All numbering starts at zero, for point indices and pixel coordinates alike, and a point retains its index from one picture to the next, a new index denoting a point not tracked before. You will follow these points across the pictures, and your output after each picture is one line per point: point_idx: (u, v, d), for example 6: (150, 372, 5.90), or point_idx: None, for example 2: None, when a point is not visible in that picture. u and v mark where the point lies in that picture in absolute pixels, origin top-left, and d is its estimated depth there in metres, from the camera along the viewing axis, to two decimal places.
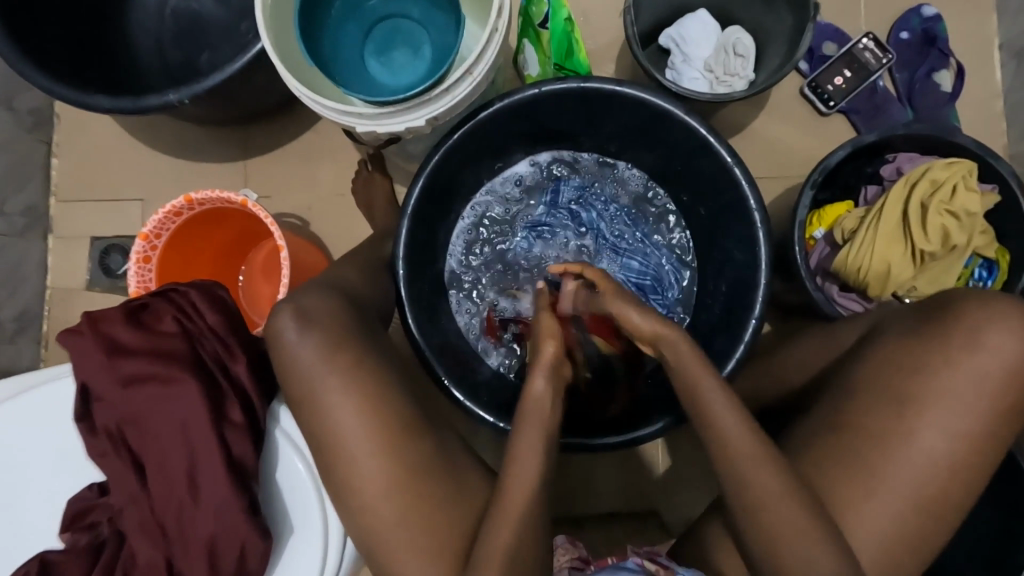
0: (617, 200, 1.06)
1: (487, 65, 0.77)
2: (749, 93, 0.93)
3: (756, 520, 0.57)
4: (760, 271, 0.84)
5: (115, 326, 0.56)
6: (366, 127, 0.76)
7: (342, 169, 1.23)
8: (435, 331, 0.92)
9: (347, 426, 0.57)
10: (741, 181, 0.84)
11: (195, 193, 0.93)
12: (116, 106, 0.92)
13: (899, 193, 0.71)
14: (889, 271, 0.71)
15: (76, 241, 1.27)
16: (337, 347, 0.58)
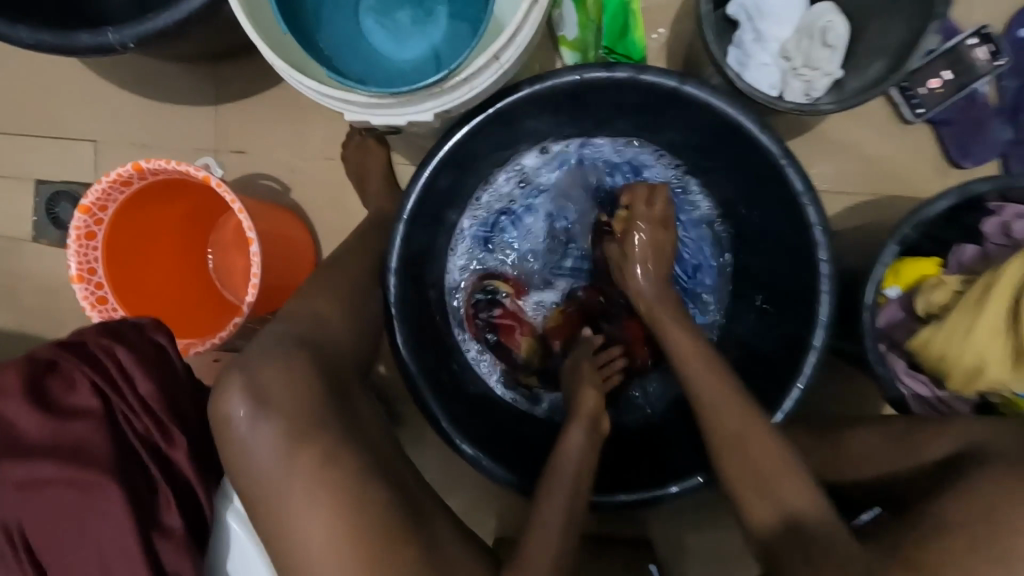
0: (643, 175, 0.89)
1: (519, 50, 0.59)
2: (836, 104, 0.75)
3: None
4: (817, 332, 0.69)
5: (14, 404, 0.45)
6: (357, 117, 0.59)
7: (332, 128, 1.04)
8: (430, 354, 0.80)
9: (315, 539, 0.47)
10: (813, 220, 0.68)
11: (145, 161, 0.76)
12: (40, 41, 0.71)
13: (1014, 273, 0.57)
14: (981, 368, 0.59)
15: (18, 183, 1.09)
16: (305, 438, 0.47)
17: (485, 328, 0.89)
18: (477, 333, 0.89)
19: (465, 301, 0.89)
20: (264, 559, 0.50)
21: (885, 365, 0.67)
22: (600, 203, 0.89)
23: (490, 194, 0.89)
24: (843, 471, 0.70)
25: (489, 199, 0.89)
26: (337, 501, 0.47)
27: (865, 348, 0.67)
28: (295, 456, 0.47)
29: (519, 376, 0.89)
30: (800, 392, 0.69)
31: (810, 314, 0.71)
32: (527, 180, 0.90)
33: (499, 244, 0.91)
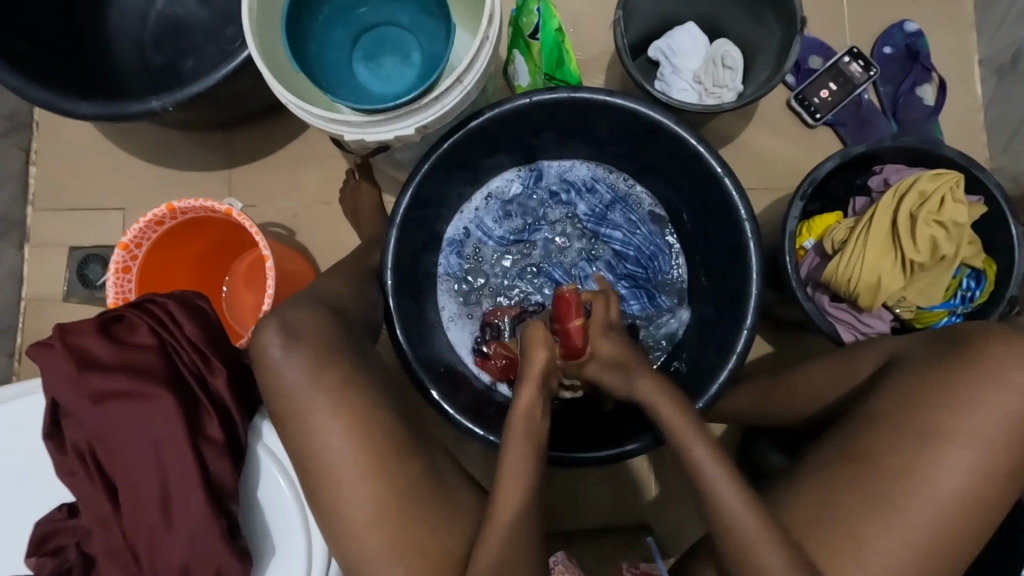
0: (593, 185, 1.05)
1: (477, 75, 0.76)
2: (739, 104, 0.94)
3: (768, 546, 0.56)
4: (752, 282, 0.83)
5: (87, 338, 0.53)
6: (354, 135, 0.75)
7: (330, 177, 1.21)
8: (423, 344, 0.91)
9: (334, 448, 0.56)
10: (731, 192, 0.84)
11: (178, 201, 0.90)
12: (99, 113, 0.90)
13: (888, 203, 0.71)
14: (879, 282, 0.71)
15: (54, 251, 1.24)
16: (324, 365, 0.57)
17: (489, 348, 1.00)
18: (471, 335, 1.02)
19: (460, 299, 1.03)
20: (292, 483, 0.58)
21: (812, 301, 0.78)
22: (560, 210, 1.06)
23: (478, 208, 1.05)
24: (797, 405, 0.75)
25: (477, 211, 1.05)
26: (352, 414, 0.56)
27: (793, 291, 0.78)
28: (318, 379, 0.57)
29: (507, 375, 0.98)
30: (748, 333, 0.82)
31: (744, 270, 0.85)
32: (498, 199, 1.05)
33: (478, 255, 1.05)
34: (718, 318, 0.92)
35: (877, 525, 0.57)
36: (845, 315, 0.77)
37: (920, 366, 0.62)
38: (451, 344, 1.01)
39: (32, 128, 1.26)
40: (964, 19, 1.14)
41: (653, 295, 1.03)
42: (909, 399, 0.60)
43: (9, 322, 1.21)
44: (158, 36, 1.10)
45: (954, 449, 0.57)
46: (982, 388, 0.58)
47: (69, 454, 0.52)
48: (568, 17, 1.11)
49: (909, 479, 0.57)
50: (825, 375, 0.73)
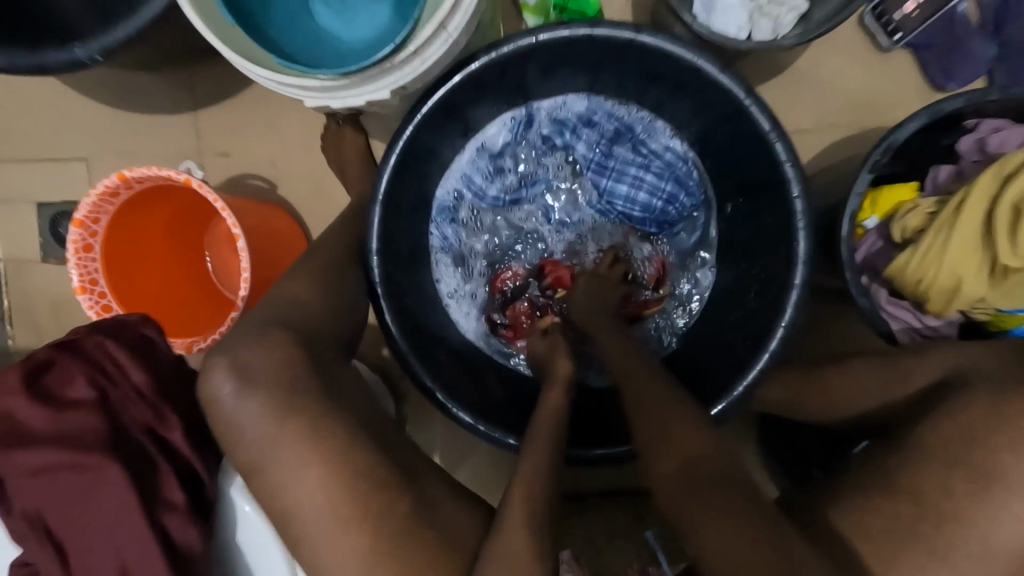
0: (591, 118, 0.90)
1: (466, 17, 0.59)
2: (800, 41, 0.75)
3: None
4: (797, 268, 0.71)
5: (14, 402, 0.46)
6: (316, 101, 0.61)
7: (309, 120, 1.05)
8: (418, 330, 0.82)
9: (310, 500, 0.50)
10: (781, 154, 0.69)
11: (128, 170, 0.78)
12: (15, 64, 0.74)
13: (987, 185, 0.57)
14: (958, 284, 0.59)
15: (22, 208, 1.14)
16: (294, 408, 0.50)
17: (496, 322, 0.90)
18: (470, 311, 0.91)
19: (458, 279, 0.92)
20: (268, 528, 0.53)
21: (868, 296, 0.66)
22: (555, 156, 0.92)
23: (464, 167, 0.91)
24: (837, 411, 0.67)
25: (463, 171, 0.91)
26: (328, 464, 0.50)
27: (846, 283, 0.66)
28: (284, 424, 0.49)
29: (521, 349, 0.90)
30: (786, 330, 0.71)
31: (789, 251, 0.73)
32: (486, 152, 0.90)
33: (471, 220, 0.92)
34: (756, 297, 0.79)
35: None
36: (905, 314, 0.66)
37: (991, 396, 0.53)
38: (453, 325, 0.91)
39: None
40: None
41: (678, 237, 0.90)
42: (973, 436, 0.52)
43: None
44: None
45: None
46: None
47: (19, 520, 0.47)
48: None
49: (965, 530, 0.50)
50: (870, 380, 0.65)
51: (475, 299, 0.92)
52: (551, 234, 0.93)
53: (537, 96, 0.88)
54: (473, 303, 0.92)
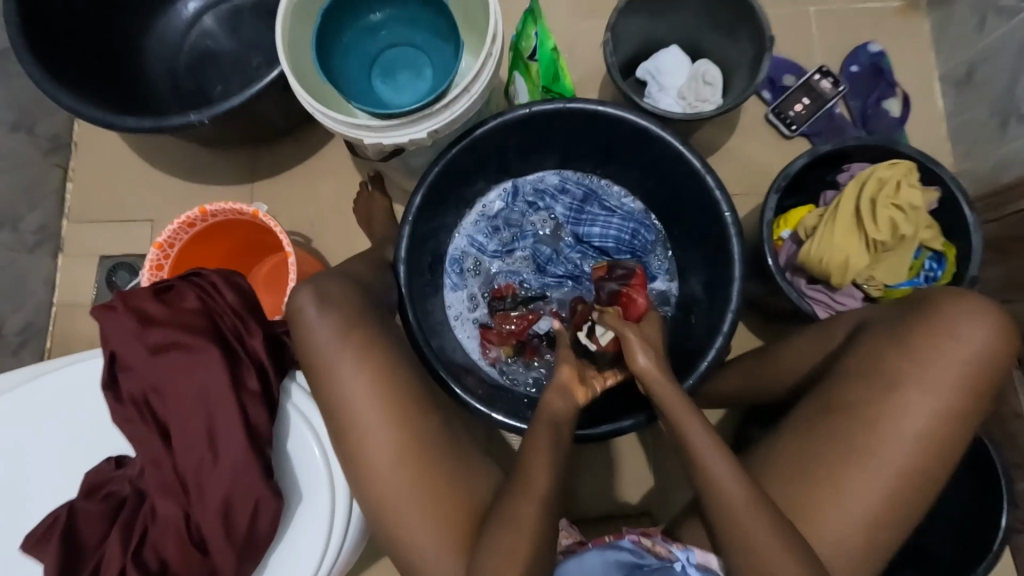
0: (565, 187, 1.14)
1: (483, 85, 0.86)
2: (718, 112, 1.04)
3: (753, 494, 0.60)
4: (735, 266, 0.90)
5: (143, 300, 0.61)
6: (373, 139, 0.85)
7: (344, 188, 1.30)
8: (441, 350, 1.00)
9: (359, 398, 0.61)
10: (713, 187, 0.92)
11: (210, 204, 0.98)
12: (141, 125, 1.00)
13: (851, 191, 0.80)
14: (848, 261, 0.79)
15: (84, 260, 1.30)
16: (351, 327, 0.64)
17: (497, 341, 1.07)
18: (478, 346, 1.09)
19: (469, 321, 1.10)
20: (319, 434, 0.64)
21: (792, 285, 0.84)
22: (539, 215, 1.14)
23: (467, 230, 1.13)
24: (783, 377, 0.79)
25: (467, 233, 1.13)
26: (374, 370, 0.62)
27: (772, 275, 0.84)
28: (346, 338, 0.63)
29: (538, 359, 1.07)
30: (734, 315, 0.88)
31: (728, 256, 0.93)
32: (483, 216, 1.13)
33: (476, 271, 1.13)
34: (710, 309, 0.98)
35: (850, 473, 0.61)
36: (821, 296, 0.84)
37: (887, 327, 0.66)
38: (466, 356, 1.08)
39: (71, 148, 1.32)
40: (922, 39, 1.25)
41: (647, 269, 1.11)
42: (878, 357, 0.64)
43: (39, 326, 1.26)
44: (192, 64, 1.21)
45: (921, 401, 0.61)
46: (944, 341, 0.61)
47: (125, 403, 0.59)
48: (563, 42, 1.22)
49: (882, 427, 0.61)
50: (808, 345, 0.77)
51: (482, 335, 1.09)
52: (542, 278, 1.12)
53: (521, 171, 1.12)
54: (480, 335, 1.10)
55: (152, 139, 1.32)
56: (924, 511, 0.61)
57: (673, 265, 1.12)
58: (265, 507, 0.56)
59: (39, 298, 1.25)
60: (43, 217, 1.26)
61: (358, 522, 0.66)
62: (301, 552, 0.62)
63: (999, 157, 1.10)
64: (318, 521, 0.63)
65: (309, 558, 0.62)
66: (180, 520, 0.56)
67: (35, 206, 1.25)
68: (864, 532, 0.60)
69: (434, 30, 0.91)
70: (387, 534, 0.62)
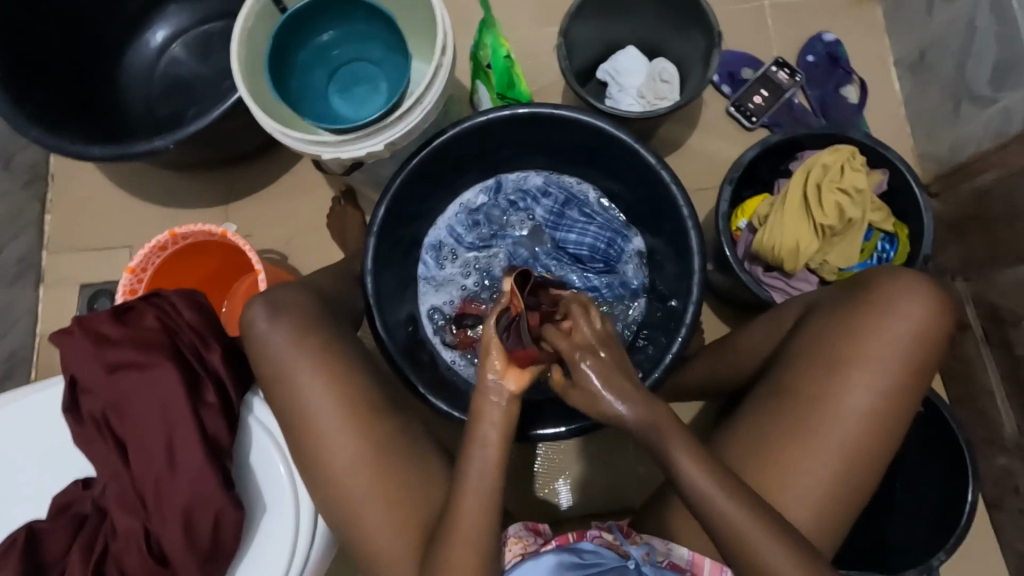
0: (547, 189, 1.14)
1: (436, 95, 0.88)
2: (675, 107, 1.06)
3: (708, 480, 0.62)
4: (694, 259, 0.92)
5: (101, 322, 0.63)
6: (331, 153, 0.87)
7: (317, 204, 1.31)
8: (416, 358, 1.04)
9: (315, 404, 0.63)
10: (668, 180, 0.93)
11: (179, 227, 1.00)
12: (108, 154, 1.02)
13: (799, 179, 0.82)
14: (798, 247, 0.81)
15: (64, 289, 1.31)
16: (305, 334, 0.65)
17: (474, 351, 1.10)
18: (449, 340, 1.10)
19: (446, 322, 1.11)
20: (279, 443, 0.65)
21: (749, 273, 0.85)
22: (519, 216, 1.15)
23: (441, 233, 1.14)
24: (743, 365, 0.81)
25: (444, 231, 1.14)
26: (330, 376, 0.64)
27: (730, 265, 0.85)
28: (300, 346, 0.64)
29: None
30: (695, 306, 0.89)
31: (687, 248, 0.94)
32: (464, 209, 1.14)
33: (454, 262, 1.14)
34: (673, 309, 0.99)
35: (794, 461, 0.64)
36: (777, 282, 0.86)
37: (829, 309, 0.68)
38: (437, 356, 1.10)
39: (49, 181, 1.34)
40: (876, 26, 1.27)
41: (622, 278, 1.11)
42: (823, 338, 0.67)
43: (24, 357, 1.27)
44: (161, 91, 1.24)
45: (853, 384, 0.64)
46: (881, 319, 0.64)
47: (86, 424, 0.61)
48: (522, 50, 1.25)
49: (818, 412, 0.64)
50: (760, 332, 0.79)
51: (453, 335, 1.10)
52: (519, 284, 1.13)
53: (505, 169, 1.13)
54: (455, 338, 1.10)
55: (128, 169, 1.34)
56: (869, 488, 0.64)
57: (646, 276, 1.11)
58: (227, 519, 0.58)
59: (22, 328, 1.26)
60: (23, 250, 1.28)
61: (324, 530, 0.67)
62: (267, 562, 0.63)
63: (955, 137, 1.12)
64: (283, 531, 0.64)
65: (277, 567, 0.63)
66: (140, 534, 0.58)
67: (14, 239, 1.26)
68: (814, 506, 0.63)
69: (386, 44, 0.93)
70: (349, 538, 0.63)
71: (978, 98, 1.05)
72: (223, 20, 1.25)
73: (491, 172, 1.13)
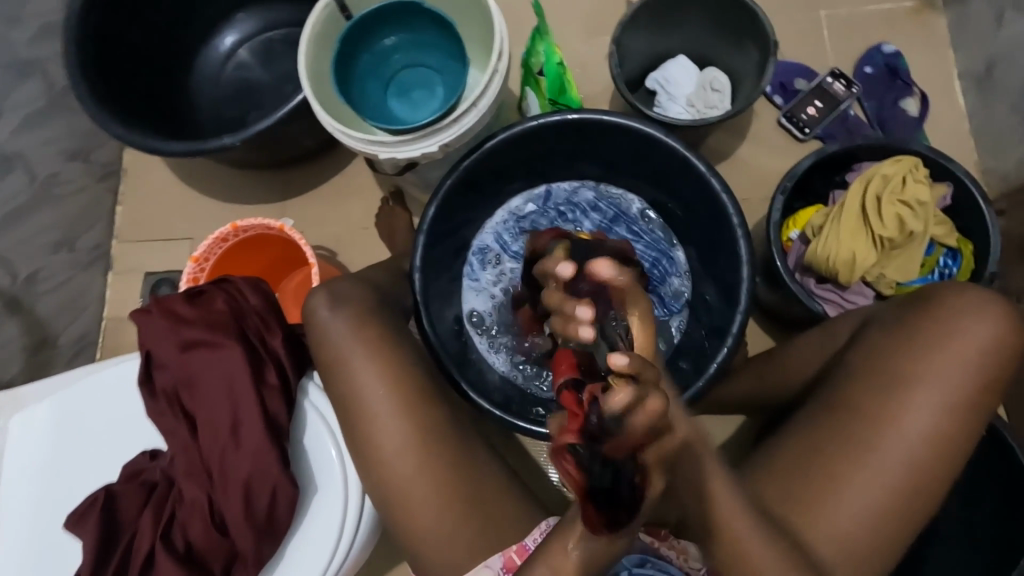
0: (598, 204, 1.15)
1: (491, 99, 0.91)
2: (726, 116, 1.05)
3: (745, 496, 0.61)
4: (744, 269, 0.91)
5: (177, 304, 0.67)
6: (388, 153, 0.91)
7: (367, 204, 1.35)
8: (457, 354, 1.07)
9: (370, 389, 0.65)
10: (719, 190, 0.93)
11: (241, 220, 1.05)
12: (181, 150, 1.09)
13: (856, 190, 0.81)
14: (855, 259, 0.79)
15: (130, 277, 1.39)
16: (363, 322, 0.68)
17: (514, 356, 1.11)
18: (491, 344, 1.12)
19: (487, 326, 1.13)
20: (332, 429, 0.68)
21: (801, 284, 0.84)
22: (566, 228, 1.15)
23: (488, 238, 1.16)
24: (790, 379, 0.79)
25: (491, 237, 1.16)
26: (384, 364, 0.66)
27: (780, 275, 0.84)
28: (358, 334, 0.67)
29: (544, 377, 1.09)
30: (741, 316, 0.88)
31: (734, 258, 0.93)
32: (512, 216, 1.16)
33: (497, 270, 1.15)
34: (718, 323, 0.98)
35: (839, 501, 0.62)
36: (830, 294, 0.84)
37: (889, 324, 0.67)
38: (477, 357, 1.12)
39: (121, 175, 1.44)
40: (939, 39, 1.23)
41: (662, 299, 1.10)
42: (881, 352, 0.65)
43: (91, 338, 1.35)
44: (228, 94, 1.31)
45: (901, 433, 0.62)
46: (947, 336, 0.62)
47: (159, 398, 0.65)
48: (573, 59, 1.27)
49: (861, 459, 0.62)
50: (813, 348, 0.77)
51: (495, 339, 1.12)
52: None
53: (556, 177, 1.15)
54: (497, 343, 1.12)
55: (192, 166, 1.42)
56: (928, 509, 0.62)
57: (688, 297, 1.10)
58: (283, 495, 0.61)
59: (91, 312, 1.35)
60: (96, 239, 1.37)
61: (370, 515, 0.69)
62: (315, 543, 0.66)
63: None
64: (332, 514, 0.66)
65: (325, 548, 0.66)
66: (204, 504, 0.62)
67: (88, 229, 1.34)
68: (866, 527, 0.61)
69: (444, 50, 0.97)
70: (396, 524, 0.65)
71: None
72: (287, 27, 1.31)
73: (541, 179, 1.15)
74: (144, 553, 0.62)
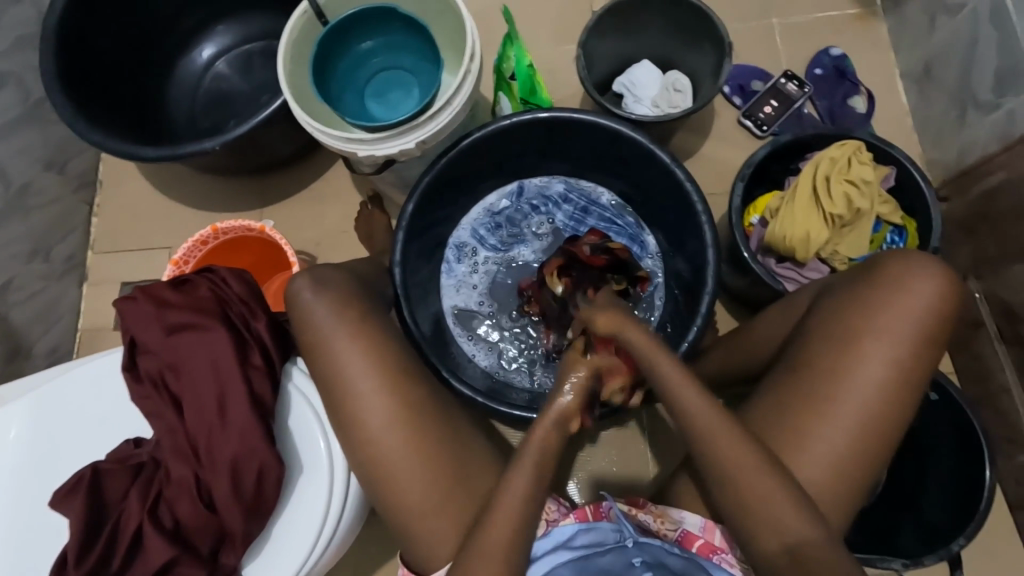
0: (568, 196, 1.20)
1: (465, 96, 0.95)
2: (688, 113, 1.11)
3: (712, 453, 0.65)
4: (709, 251, 0.96)
5: (161, 290, 0.68)
6: (366, 150, 0.94)
7: (346, 208, 1.38)
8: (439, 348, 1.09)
9: (355, 366, 0.67)
10: (682, 178, 0.98)
11: (221, 222, 1.06)
12: (159, 155, 1.10)
13: (808, 172, 0.87)
14: (809, 236, 0.85)
15: (106, 287, 1.38)
16: (346, 304, 0.70)
17: (494, 347, 1.14)
18: (471, 337, 1.15)
19: (467, 319, 1.16)
20: (317, 408, 0.69)
21: (763, 265, 0.89)
22: (539, 219, 1.20)
23: (464, 233, 1.19)
24: (756, 348, 0.83)
25: (467, 231, 1.19)
26: (368, 342, 0.68)
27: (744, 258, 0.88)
28: (341, 316, 0.69)
29: (526, 367, 1.12)
30: (709, 297, 0.93)
31: (700, 242, 0.98)
32: (487, 212, 1.20)
33: (473, 262, 1.19)
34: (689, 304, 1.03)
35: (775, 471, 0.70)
36: (790, 272, 0.89)
37: (841, 291, 0.71)
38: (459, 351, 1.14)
39: (97, 186, 1.43)
40: (881, 42, 1.33)
41: None
42: (835, 315, 0.70)
43: (65, 350, 1.33)
44: (206, 104, 1.33)
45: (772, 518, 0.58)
46: (892, 296, 0.67)
47: (144, 382, 0.66)
48: (543, 65, 1.32)
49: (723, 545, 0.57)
50: (774, 319, 0.82)
51: (477, 331, 1.15)
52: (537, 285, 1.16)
53: (528, 173, 1.19)
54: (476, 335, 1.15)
55: (169, 176, 1.43)
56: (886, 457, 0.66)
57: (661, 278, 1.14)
58: (270, 471, 0.62)
59: (66, 322, 1.33)
60: (70, 249, 1.36)
61: (357, 492, 0.70)
62: (303, 521, 0.67)
63: (961, 142, 1.16)
64: (318, 491, 0.67)
65: (312, 526, 0.67)
66: (191, 483, 0.63)
67: (63, 239, 1.34)
68: (828, 476, 0.65)
69: (419, 53, 1.01)
70: (383, 498, 0.66)
71: (983, 104, 1.10)
72: (265, 39, 1.35)
73: (514, 176, 1.19)
74: (131, 534, 0.62)
